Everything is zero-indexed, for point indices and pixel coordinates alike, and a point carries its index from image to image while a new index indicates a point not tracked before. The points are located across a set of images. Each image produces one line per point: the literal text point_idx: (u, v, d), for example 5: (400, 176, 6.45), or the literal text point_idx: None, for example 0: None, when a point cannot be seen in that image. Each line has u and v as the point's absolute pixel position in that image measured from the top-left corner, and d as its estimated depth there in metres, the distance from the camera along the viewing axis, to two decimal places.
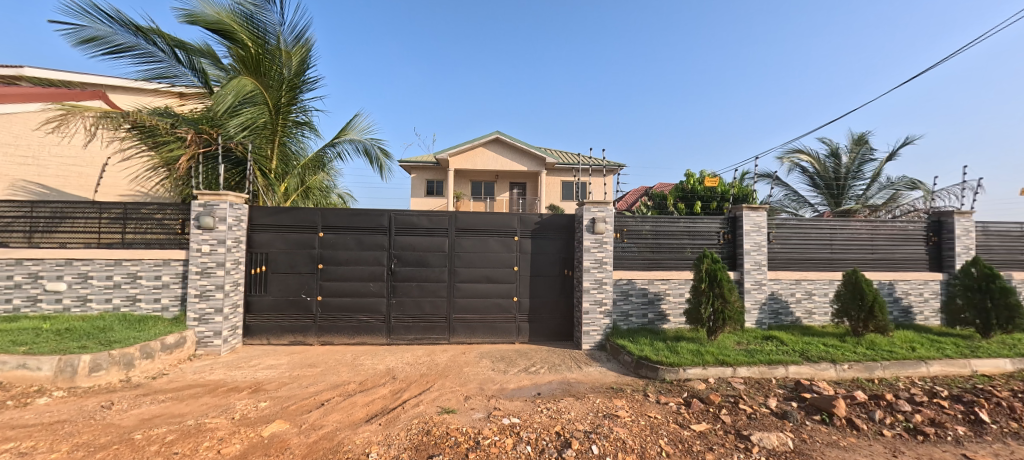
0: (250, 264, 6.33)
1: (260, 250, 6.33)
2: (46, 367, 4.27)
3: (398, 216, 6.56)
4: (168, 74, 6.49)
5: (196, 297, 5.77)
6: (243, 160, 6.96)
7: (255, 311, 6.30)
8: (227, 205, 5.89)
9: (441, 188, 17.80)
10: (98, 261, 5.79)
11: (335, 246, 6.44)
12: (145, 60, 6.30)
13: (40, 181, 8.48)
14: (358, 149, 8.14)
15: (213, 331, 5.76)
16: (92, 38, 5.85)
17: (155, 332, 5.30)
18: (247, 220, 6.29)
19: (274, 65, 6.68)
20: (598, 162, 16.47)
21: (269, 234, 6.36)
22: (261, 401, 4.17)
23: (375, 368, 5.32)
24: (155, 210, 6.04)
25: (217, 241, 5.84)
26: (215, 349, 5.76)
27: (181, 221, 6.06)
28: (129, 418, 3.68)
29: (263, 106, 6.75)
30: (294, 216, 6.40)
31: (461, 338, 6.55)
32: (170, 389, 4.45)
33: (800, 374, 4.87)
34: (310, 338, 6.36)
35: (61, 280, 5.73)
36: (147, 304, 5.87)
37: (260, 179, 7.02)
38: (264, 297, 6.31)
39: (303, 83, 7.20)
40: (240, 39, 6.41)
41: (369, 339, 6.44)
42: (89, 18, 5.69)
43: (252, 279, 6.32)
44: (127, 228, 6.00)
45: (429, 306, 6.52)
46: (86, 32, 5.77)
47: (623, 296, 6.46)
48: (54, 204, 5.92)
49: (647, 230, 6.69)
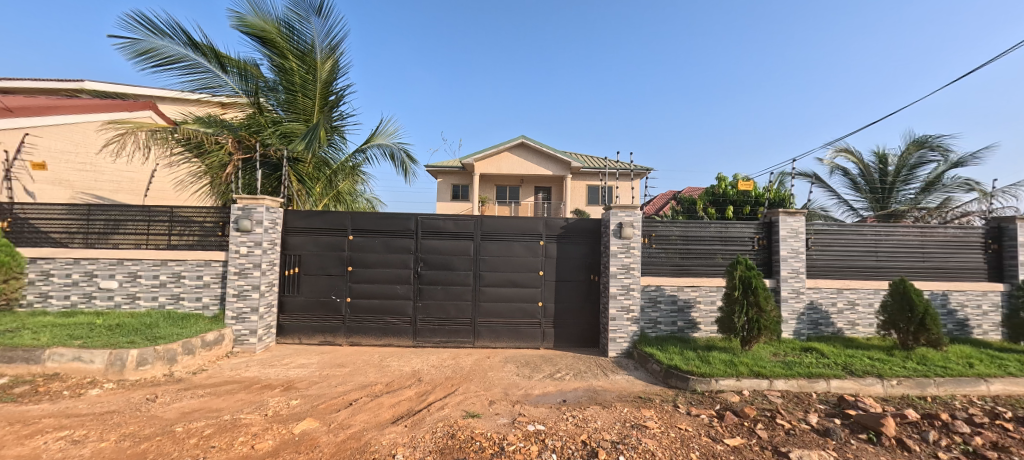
0: (284, 266, 6.56)
1: (293, 252, 6.56)
2: (98, 360, 4.56)
3: (424, 220, 6.66)
4: (213, 83, 6.85)
5: (234, 296, 6.02)
6: (280, 165, 7.27)
7: (288, 311, 6.53)
8: (263, 209, 6.13)
9: (467, 192, 17.95)
10: (147, 261, 6.17)
11: (363, 248, 6.59)
12: (193, 71, 6.69)
13: (94, 187, 8.74)
14: (386, 154, 8.34)
15: (249, 330, 5.98)
16: (145, 51, 6.31)
17: (196, 329, 5.56)
18: (282, 223, 6.54)
19: (309, 74, 7.10)
20: (625, 165, 16.28)
21: (302, 237, 6.58)
22: (291, 399, 4.29)
23: (401, 370, 5.39)
24: (197, 214, 6.35)
25: (254, 243, 6.07)
26: (251, 346, 5.98)
27: (221, 224, 6.34)
28: (171, 411, 3.87)
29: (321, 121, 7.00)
30: (324, 220, 6.60)
31: (485, 342, 6.56)
32: (208, 384, 4.64)
33: (842, 389, 4.60)
34: (339, 339, 6.52)
35: (114, 279, 6.13)
36: (190, 302, 6.18)
37: (295, 184, 7.38)
38: (297, 297, 6.53)
39: (336, 91, 7.44)
40: (284, 48, 6.87)
41: (395, 341, 6.54)
42: (143, 31, 6.18)
43: (286, 281, 6.55)
44: (173, 231, 6.33)
45: (454, 310, 6.57)
46: (140, 45, 6.24)
47: (650, 303, 6.32)
48: (109, 210, 6.33)
49: (676, 234, 6.51)
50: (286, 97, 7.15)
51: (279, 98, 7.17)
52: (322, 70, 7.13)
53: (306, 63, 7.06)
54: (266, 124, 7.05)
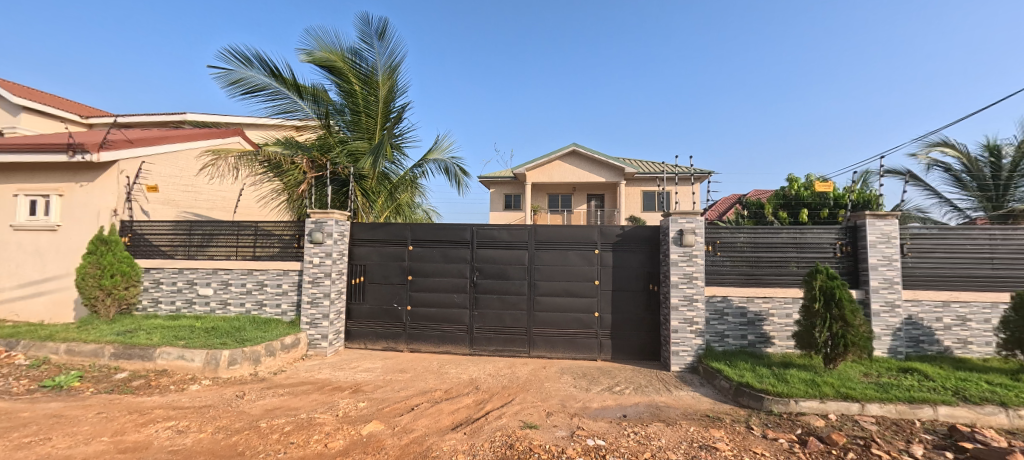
0: (351, 275, 7.00)
1: (359, 262, 6.99)
2: (197, 359, 5.14)
3: (479, 230, 6.80)
4: (291, 108, 7.53)
5: (308, 303, 6.51)
6: (347, 181, 7.82)
7: (354, 318, 6.94)
8: (333, 222, 6.60)
9: (519, 202, 18.10)
10: (236, 270, 6.88)
11: (423, 258, 6.86)
12: (274, 98, 7.44)
13: (194, 206, 9.20)
14: (441, 167, 8.65)
15: (321, 335, 6.42)
16: (236, 81, 7.13)
17: (276, 333, 6.08)
18: (349, 235, 7.00)
19: (370, 95, 7.61)
20: (684, 170, 15.57)
21: (367, 248, 7.00)
22: (359, 401, 4.53)
23: (459, 377, 5.50)
24: (277, 228, 6.98)
25: (325, 254, 6.55)
26: (322, 350, 6.42)
27: (297, 236, 6.92)
28: (256, 407, 4.25)
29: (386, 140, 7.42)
30: (386, 231, 6.97)
31: (541, 352, 6.52)
32: (287, 384, 5.04)
33: (953, 418, 4.00)
34: (400, 345, 6.80)
35: (210, 286, 6.91)
36: (271, 308, 6.77)
37: (360, 198, 7.90)
38: (362, 305, 6.93)
39: (395, 110, 7.89)
40: (349, 72, 7.44)
41: (453, 348, 6.70)
42: (236, 64, 7.02)
43: (352, 289, 6.98)
44: (257, 243, 7.00)
45: (510, 319, 6.61)
46: (233, 76, 7.07)
47: (717, 315, 5.95)
48: (205, 225, 7.15)
49: (743, 241, 6.09)
50: (352, 118, 7.69)
51: (345, 119, 7.72)
52: (382, 91, 7.61)
53: (369, 85, 7.57)
54: (335, 144, 7.62)
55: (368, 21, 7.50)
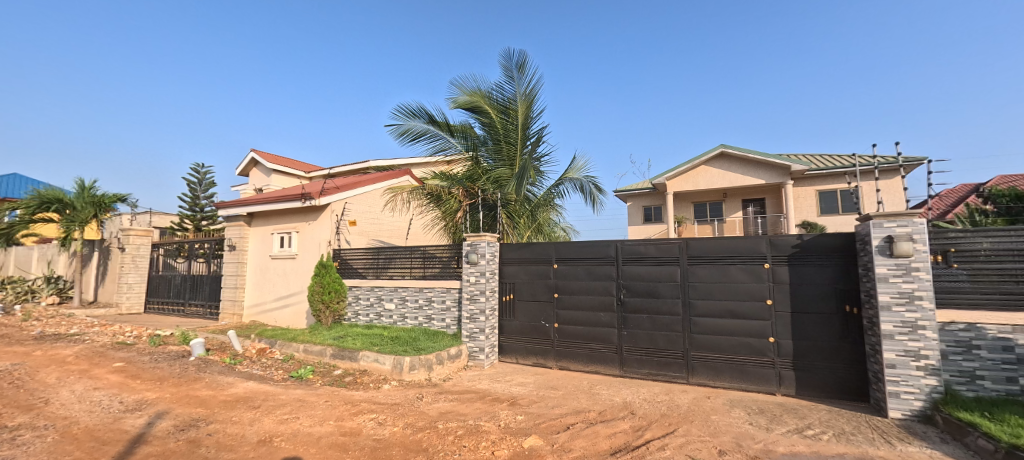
0: (502, 293, 7.50)
1: (508, 280, 7.46)
2: (387, 363, 6.13)
3: (624, 246, 6.59)
4: (445, 147, 8.59)
5: (467, 318, 7.19)
6: (494, 205, 8.50)
7: (506, 333, 7.38)
8: (485, 243, 7.21)
9: (660, 213, 16.99)
10: (411, 288, 8.08)
11: (568, 276, 6.95)
12: (432, 140, 8.59)
13: (381, 235, 10.89)
14: (578, 186, 8.68)
15: (479, 347, 7.00)
16: (405, 130, 8.52)
17: (444, 344, 6.88)
18: (499, 255, 7.55)
19: (509, 124, 8.21)
20: (882, 160, 12.46)
21: (515, 267, 7.44)
22: (518, 414, 4.76)
23: (612, 399, 5.32)
24: (439, 251, 7.95)
25: (480, 273, 7.16)
26: (481, 362, 6.98)
27: (456, 258, 7.76)
28: (433, 410, 4.83)
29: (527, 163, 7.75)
30: (532, 250, 7.32)
31: (702, 380, 5.88)
32: (455, 391, 5.62)
33: None
34: (550, 362, 6.94)
35: (393, 301, 8.26)
36: (438, 322, 7.71)
37: (506, 221, 8.45)
38: (513, 321, 7.33)
39: (531, 135, 8.30)
40: (490, 107, 8.18)
41: (602, 369, 6.54)
42: (404, 117, 8.46)
43: (504, 306, 7.46)
44: (426, 265, 8.09)
45: (663, 341, 6.15)
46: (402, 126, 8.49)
47: (963, 349, 4.46)
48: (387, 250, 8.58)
49: (992, 248, 4.57)
50: (494, 148, 8.35)
51: (488, 149, 8.40)
52: (520, 119, 8.13)
53: (508, 116, 8.21)
54: (481, 173, 8.31)
55: (510, 56, 8.19)
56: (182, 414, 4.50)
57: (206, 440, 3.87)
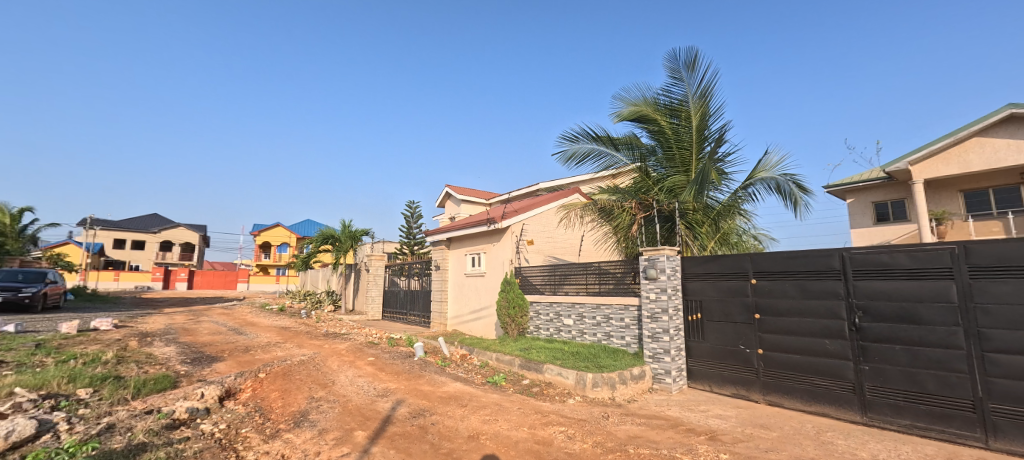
0: (687, 311, 6.84)
1: (694, 297, 6.76)
2: (570, 377, 6.26)
3: (855, 256, 5.19)
4: (611, 163, 8.23)
5: (649, 338, 6.77)
6: (671, 215, 7.88)
7: (695, 356, 6.65)
8: (665, 258, 6.74)
9: (901, 210, 12.92)
10: (587, 304, 8.11)
11: (773, 293, 5.87)
12: (597, 159, 8.29)
13: (554, 252, 11.13)
14: (772, 186, 7.35)
15: (664, 370, 6.49)
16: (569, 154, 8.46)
17: (626, 363, 6.62)
18: (681, 270, 6.94)
19: (681, 128, 7.63)
20: None
21: (702, 283, 6.70)
22: (720, 451, 4.17)
23: (853, 453, 4.17)
24: (614, 266, 7.80)
25: (661, 289, 6.68)
26: (667, 386, 6.44)
27: (633, 274, 7.47)
28: (621, 432, 4.65)
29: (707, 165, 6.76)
30: (721, 264, 6.47)
31: (1018, 447, 4.04)
32: (642, 415, 5.31)
33: None
34: (754, 394, 5.91)
35: (570, 317, 8.44)
36: (617, 339, 7.50)
37: (686, 231, 7.65)
38: (703, 343, 6.57)
39: (708, 136, 7.52)
40: (657, 114, 7.74)
41: (833, 411, 5.20)
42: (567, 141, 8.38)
43: (691, 326, 6.78)
44: (601, 281, 8.04)
45: (933, 384, 4.51)
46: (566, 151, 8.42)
47: None
48: (562, 266, 8.88)
49: None
50: (664, 155, 7.84)
51: (658, 157, 7.93)
52: (694, 121, 7.48)
53: (679, 120, 7.64)
54: (652, 184, 7.86)
55: (676, 55, 7.62)
56: (413, 404, 5.51)
57: (432, 429, 4.63)
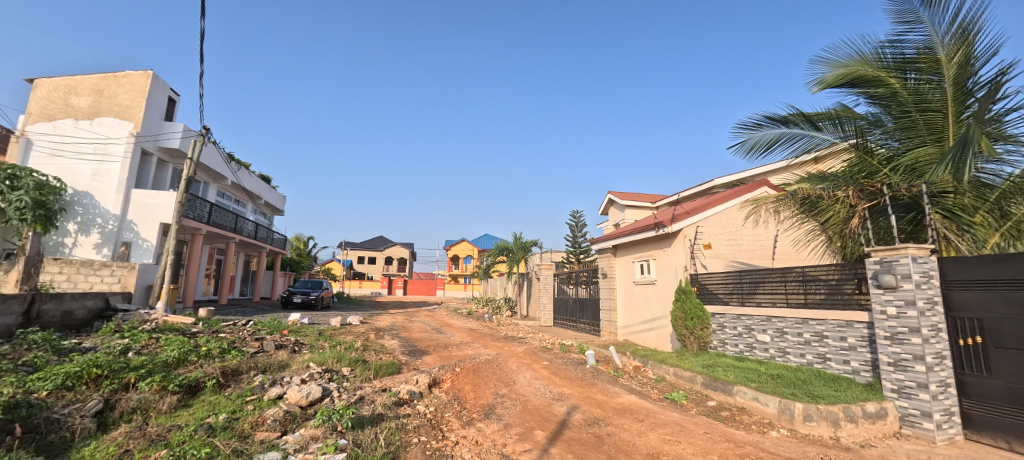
0: (956, 334, 4.93)
1: (966, 314, 4.85)
2: (772, 405, 5.36)
3: None
4: (812, 145, 6.73)
5: (890, 366, 5.16)
6: (914, 203, 5.89)
7: (976, 398, 4.71)
8: (909, 260, 5.03)
9: None
10: (790, 319, 6.82)
11: None
12: (791, 143, 6.86)
13: (738, 256, 9.50)
14: None
15: (919, 411, 4.80)
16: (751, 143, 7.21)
17: (853, 395, 5.24)
18: (938, 275, 5.12)
19: (924, 83, 5.66)
20: None
21: (980, 294, 4.74)
22: None
23: None
24: (824, 272, 6.36)
25: (905, 302, 5.04)
26: (928, 434, 4.71)
27: (856, 281, 5.92)
28: None
29: (976, 126, 4.62)
30: (1013, 266, 4.46)
31: None
32: None
33: None
34: None
35: (766, 333, 7.22)
36: (838, 364, 6.02)
37: (940, 219, 5.70)
38: (989, 380, 4.63)
39: (977, 86, 5.31)
40: (881, 73, 5.92)
41: None
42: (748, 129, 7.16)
43: (964, 355, 4.85)
44: (808, 291, 6.62)
45: None
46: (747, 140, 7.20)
47: None
48: (752, 273, 7.66)
49: None
50: (897, 125, 5.91)
51: (887, 129, 6.06)
52: (947, 70, 5.44)
53: (920, 74, 5.68)
54: (878, 164, 6.12)
55: None
56: (588, 411, 5.56)
57: (608, 439, 4.60)
